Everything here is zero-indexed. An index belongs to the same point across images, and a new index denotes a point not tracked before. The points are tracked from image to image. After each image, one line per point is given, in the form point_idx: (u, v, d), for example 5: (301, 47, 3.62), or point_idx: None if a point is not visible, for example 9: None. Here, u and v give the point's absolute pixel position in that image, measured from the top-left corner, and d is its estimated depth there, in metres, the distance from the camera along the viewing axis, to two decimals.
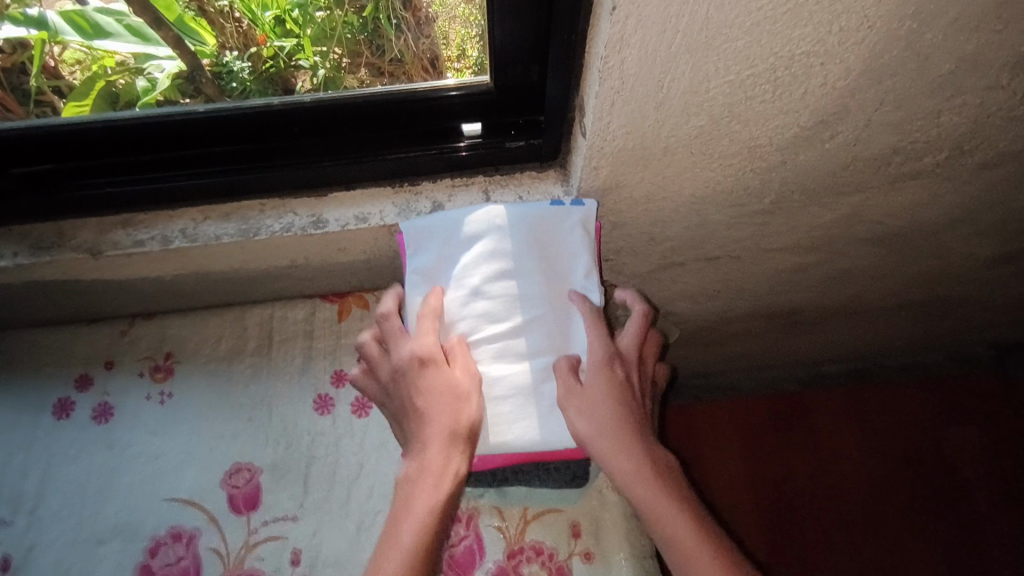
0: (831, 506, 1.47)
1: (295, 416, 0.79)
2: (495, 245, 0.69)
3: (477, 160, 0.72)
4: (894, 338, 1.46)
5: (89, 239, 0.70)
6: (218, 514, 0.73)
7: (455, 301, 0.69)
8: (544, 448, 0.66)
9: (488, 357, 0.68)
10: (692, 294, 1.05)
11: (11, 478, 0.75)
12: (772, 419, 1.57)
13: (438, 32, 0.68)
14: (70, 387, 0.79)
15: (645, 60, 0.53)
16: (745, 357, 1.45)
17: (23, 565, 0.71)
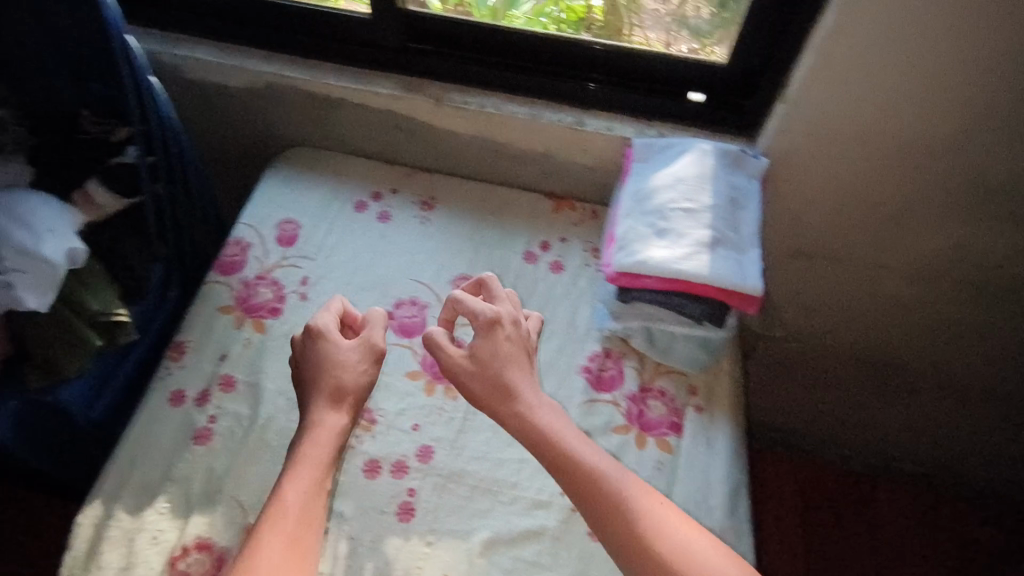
0: None
1: (510, 258, 1.09)
2: (698, 169, 0.94)
3: (694, 113, 1.04)
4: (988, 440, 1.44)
5: (436, 92, 1.04)
6: (444, 297, 1.04)
7: (662, 197, 0.92)
8: (708, 280, 0.86)
9: (679, 231, 0.89)
10: (812, 302, 1.25)
11: (319, 233, 1.09)
12: (834, 491, 1.60)
13: (709, 48, 1.01)
14: (366, 195, 1.14)
15: (855, 38, 0.86)
16: (830, 416, 1.52)
17: (315, 284, 1.04)
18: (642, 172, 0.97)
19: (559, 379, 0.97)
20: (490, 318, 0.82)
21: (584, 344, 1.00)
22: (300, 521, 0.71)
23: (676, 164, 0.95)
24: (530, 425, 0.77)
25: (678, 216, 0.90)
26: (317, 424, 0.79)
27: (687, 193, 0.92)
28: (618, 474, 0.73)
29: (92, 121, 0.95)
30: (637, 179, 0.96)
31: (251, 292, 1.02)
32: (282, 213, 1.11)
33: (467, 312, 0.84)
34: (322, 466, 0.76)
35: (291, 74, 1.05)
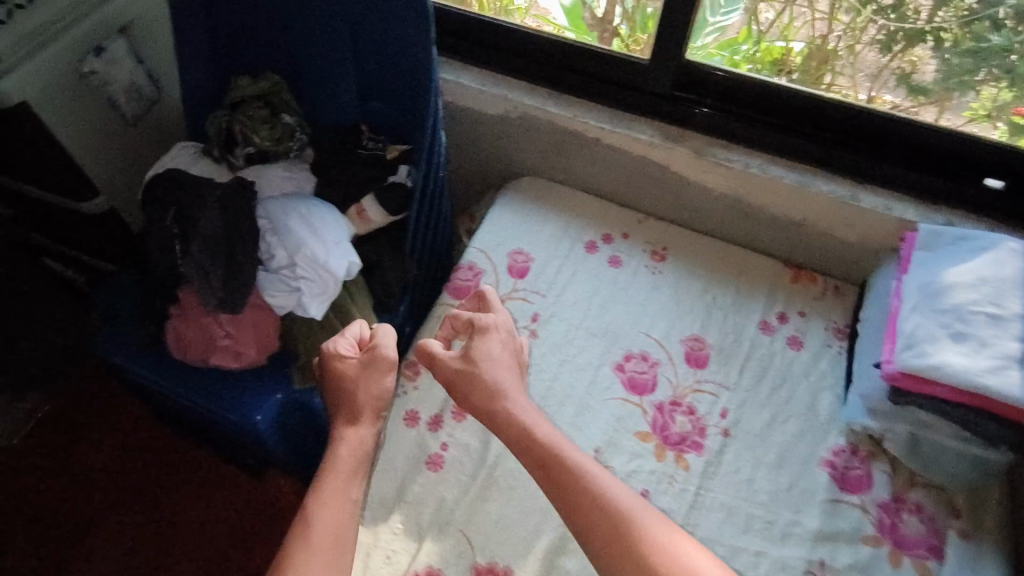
0: None
1: (745, 325, 1.03)
2: (1006, 270, 0.83)
3: (942, 192, 0.95)
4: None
5: (698, 145, 1.00)
6: (675, 357, 1.00)
7: (959, 297, 0.82)
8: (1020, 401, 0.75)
9: (982, 339, 0.79)
10: None
11: (550, 270, 1.09)
12: None
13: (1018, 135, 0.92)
14: (598, 236, 1.13)
15: None
16: None
17: (546, 322, 1.04)
18: (932, 263, 0.87)
19: (798, 470, 0.90)
20: (486, 327, 0.88)
21: (826, 434, 0.93)
22: (326, 532, 0.71)
23: (976, 259, 0.85)
24: (531, 438, 0.76)
25: (982, 321, 0.80)
26: (345, 434, 0.80)
27: (991, 296, 0.81)
28: (593, 468, 0.72)
29: (375, 142, 0.98)
30: (925, 271, 0.87)
31: None
32: (515, 244, 1.11)
33: (471, 323, 0.89)
34: (353, 484, 0.78)
35: (551, 109, 1.05)
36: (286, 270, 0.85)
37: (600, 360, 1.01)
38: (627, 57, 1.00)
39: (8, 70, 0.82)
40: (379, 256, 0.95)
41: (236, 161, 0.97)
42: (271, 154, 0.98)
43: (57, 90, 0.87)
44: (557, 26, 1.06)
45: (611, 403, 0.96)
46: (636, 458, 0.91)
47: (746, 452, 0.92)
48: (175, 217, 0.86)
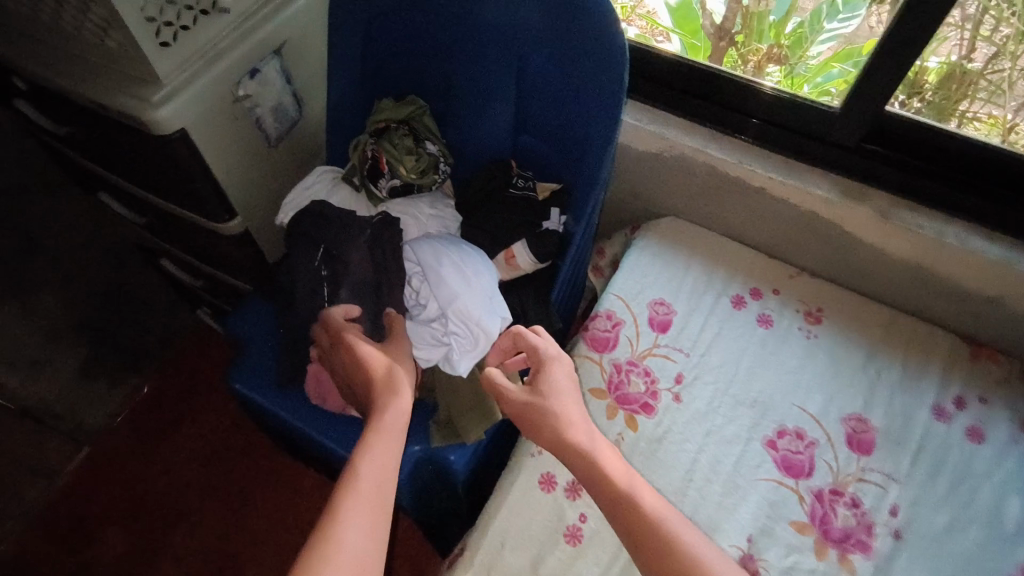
0: None
1: (916, 408, 0.92)
2: None
3: None
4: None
5: (884, 205, 0.90)
6: (836, 439, 0.90)
7: None
8: None
9: None
10: None
11: (694, 326, 1.01)
12: None
13: None
14: (745, 291, 1.04)
15: None
16: None
17: (690, 385, 0.96)
18: None
19: None
20: (544, 356, 0.77)
21: (1015, 550, 0.82)
22: (376, 491, 0.57)
23: None
24: (599, 473, 0.66)
25: None
26: (384, 405, 0.67)
27: None
28: (669, 512, 0.62)
29: (525, 180, 0.91)
30: None
31: (623, 379, 0.96)
32: (657, 293, 1.04)
33: (529, 351, 0.78)
34: (397, 459, 0.63)
35: (714, 153, 0.96)
36: (434, 320, 0.81)
37: (750, 433, 0.92)
38: (810, 102, 0.90)
39: (171, 93, 0.78)
40: (524, 306, 0.89)
41: (378, 193, 0.93)
42: (415, 186, 0.93)
43: (211, 114, 0.84)
44: (665, 29, 1.05)
45: (763, 485, 0.88)
46: (793, 553, 0.83)
47: (920, 560, 0.82)
48: (324, 256, 0.83)
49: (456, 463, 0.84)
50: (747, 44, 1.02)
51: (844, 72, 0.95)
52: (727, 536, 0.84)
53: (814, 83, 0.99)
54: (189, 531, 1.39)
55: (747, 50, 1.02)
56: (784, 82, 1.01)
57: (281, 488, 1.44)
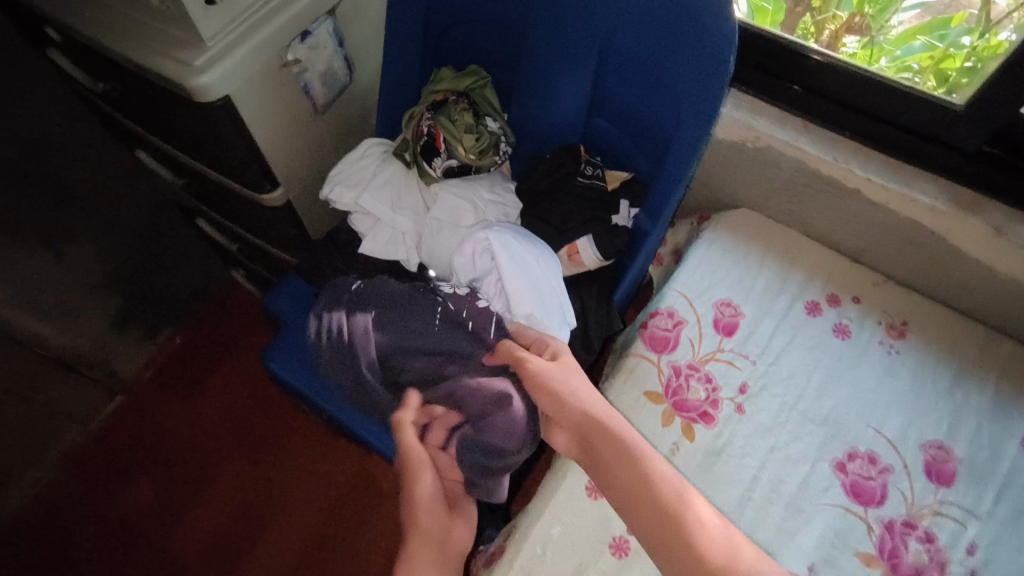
0: None
1: (1006, 440, 0.84)
2: None
3: None
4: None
5: (997, 218, 0.81)
6: (912, 467, 0.83)
7: None
8: None
9: None
10: None
11: (764, 331, 0.93)
12: None
13: None
14: (822, 297, 0.95)
15: None
16: None
17: (755, 395, 0.89)
18: None
19: None
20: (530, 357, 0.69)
21: None
22: None
23: None
24: (612, 451, 0.61)
25: None
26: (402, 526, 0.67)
27: None
28: (694, 504, 0.56)
29: (594, 168, 0.84)
30: None
31: (683, 385, 0.90)
32: (724, 292, 0.96)
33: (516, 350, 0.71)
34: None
35: (804, 146, 0.88)
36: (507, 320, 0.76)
37: (817, 453, 0.85)
38: (926, 97, 0.81)
39: (214, 57, 0.71)
40: (584, 307, 0.83)
41: (432, 171, 0.86)
42: (473, 168, 0.87)
43: (259, 78, 0.78)
44: None
45: (829, 510, 0.81)
46: None
47: None
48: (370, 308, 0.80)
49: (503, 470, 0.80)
50: (824, 10, 0.91)
51: (927, 45, 0.87)
52: (785, 562, 0.79)
53: (893, 56, 0.89)
54: (214, 488, 1.38)
55: (824, 17, 0.91)
56: (862, 54, 0.90)
57: (307, 456, 1.42)
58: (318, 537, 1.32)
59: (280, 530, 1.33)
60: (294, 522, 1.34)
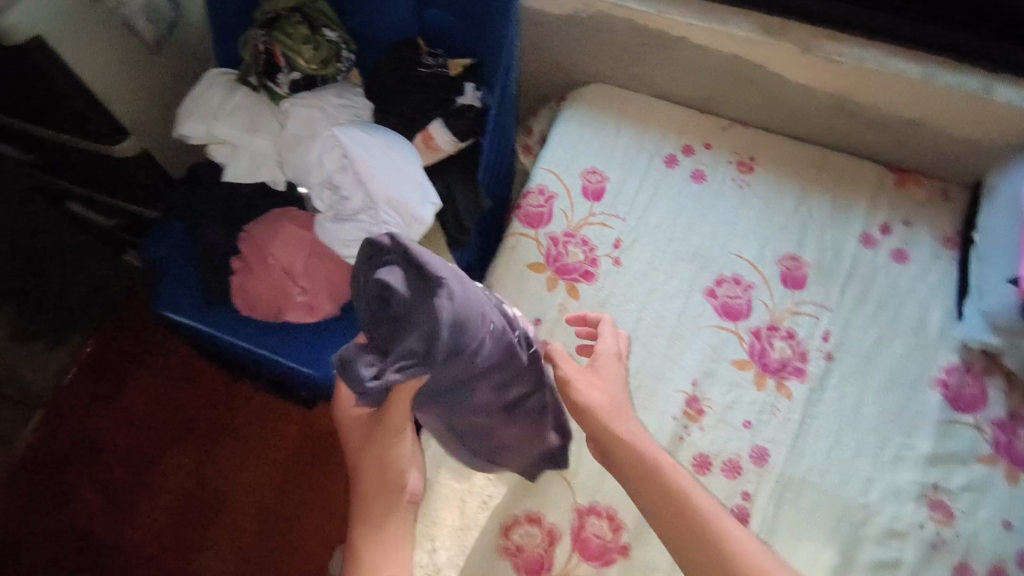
0: None
1: (845, 240, 0.95)
2: None
3: None
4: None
5: (803, 38, 0.90)
6: (770, 280, 0.93)
7: None
8: None
9: None
10: None
11: (628, 190, 1.00)
12: None
13: None
14: (676, 150, 1.02)
15: None
16: None
17: (629, 249, 0.96)
18: None
19: (907, 393, 0.86)
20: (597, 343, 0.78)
21: (936, 352, 0.88)
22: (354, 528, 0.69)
23: None
24: (644, 473, 0.66)
25: None
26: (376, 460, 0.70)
27: None
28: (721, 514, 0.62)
29: (435, 57, 0.87)
30: None
31: (561, 251, 0.96)
32: (588, 162, 1.02)
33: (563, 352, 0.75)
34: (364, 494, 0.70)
35: (631, 6, 0.93)
36: (364, 212, 0.78)
37: (690, 285, 0.93)
38: None
39: None
40: (451, 190, 0.88)
41: (279, 89, 0.87)
42: (319, 79, 0.88)
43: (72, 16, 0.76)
44: None
45: (706, 332, 0.90)
46: (736, 389, 0.87)
47: (851, 377, 0.87)
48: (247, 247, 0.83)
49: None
50: None
51: None
52: (673, 383, 0.88)
53: None
54: (161, 479, 1.33)
55: None
56: None
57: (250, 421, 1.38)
58: (281, 482, 1.33)
59: (242, 487, 1.33)
60: (254, 475, 1.33)
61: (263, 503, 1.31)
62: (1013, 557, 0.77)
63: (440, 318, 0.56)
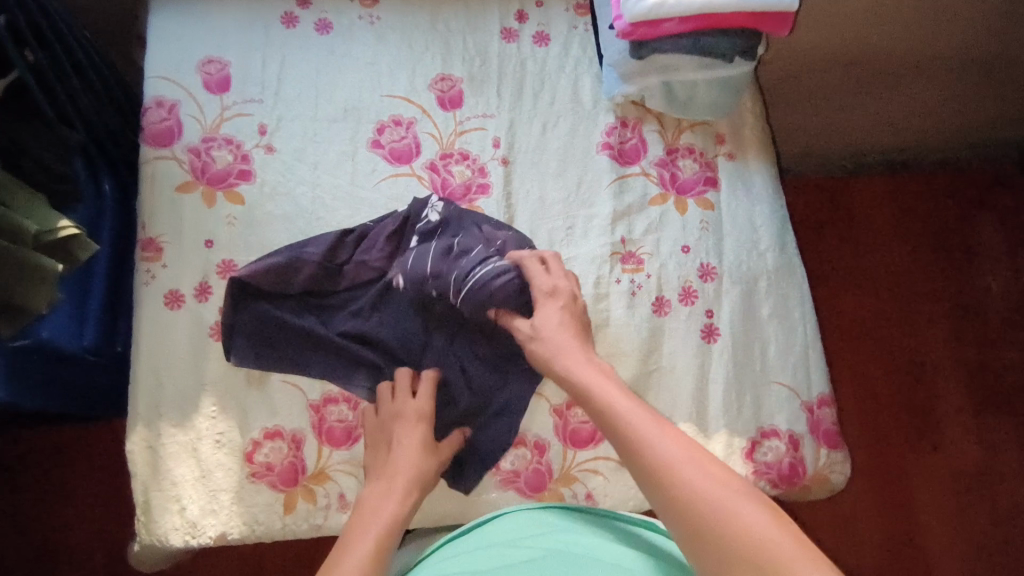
0: (909, 292, 1.46)
1: (488, 41, 0.93)
2: None
3: None
4: (993, 226, 1.51)
5: None
6: (430, 108, 0.90)
7: None
8: (733, 7, 0.76)
9: None
10: (793, 42, 1.11)
11: (254, 66, 0.89)
12: (834, 198, 1.51)
13: None
14: (293, 5, 0.92)
15: None
16: (844, 130, 1.38)
17: (276, 131, 0.87)
18: None
19: (581, 166, 0.89)
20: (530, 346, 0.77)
21: (596, 119, 0.91)
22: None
23: None
24: (642, 445, 0.64)
25: None
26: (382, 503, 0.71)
27: None
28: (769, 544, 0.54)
29: None
30: None
31: (207, 160, 0.85)
32: (199, 51, 0.89)
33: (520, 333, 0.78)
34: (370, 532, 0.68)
35: None
36: None
37: (353, 144, 0.88)
38: None
39: None
40: None
41: None
42: None
43: None
44: None
45: (383, 186, 0.86)
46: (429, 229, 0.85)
47: (529, 173, 0.88)
48: None
49: (86, 340, 0.77)
50: None
51: None
52: None
53: None
54: None
55: None
56: None
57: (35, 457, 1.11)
58: (113, 514, 1.10)
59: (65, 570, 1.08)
60: (77, 535, 1.09)
61: (95, 567, 1.08)
62: (694, 273, 0.86)
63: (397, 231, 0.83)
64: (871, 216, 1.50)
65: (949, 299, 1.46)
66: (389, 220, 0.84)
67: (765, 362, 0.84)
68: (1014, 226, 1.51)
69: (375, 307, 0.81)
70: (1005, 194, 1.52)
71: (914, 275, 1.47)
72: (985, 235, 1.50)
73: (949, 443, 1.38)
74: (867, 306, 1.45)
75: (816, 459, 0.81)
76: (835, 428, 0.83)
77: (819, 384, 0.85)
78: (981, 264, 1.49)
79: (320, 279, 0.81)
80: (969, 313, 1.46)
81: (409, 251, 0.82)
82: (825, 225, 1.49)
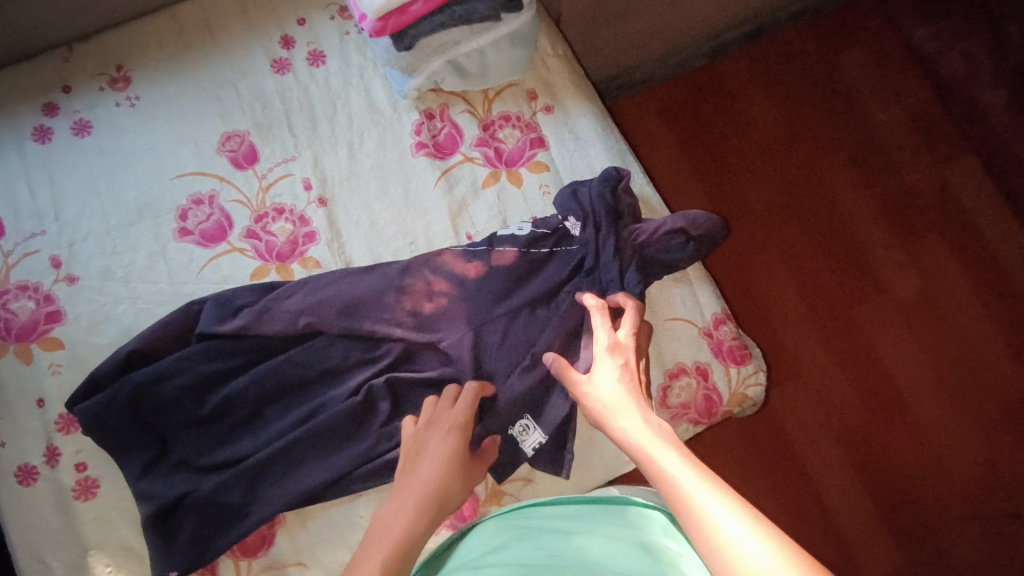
0: (802, 151, 1.45)
1: (261, 81, 0.86)
2: None
3: None
4: (861, 60, 1.48)
5: None
6: (226, 174, 0.83)
7: None
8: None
9: None
10: None
11: (23, 196, 0.81)
12: (703, 88, 1.48)
13: None
14: (41, 116, 0.83)
15: None
16: (683, 21, 1.33)
17: (72, 259, 0.79)
18: None
19: (402, 176, 0.83)
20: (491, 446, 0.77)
21: (401, 122, 0.85)
22: None
23: None
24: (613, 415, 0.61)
25: None
26: (395, 510, 0.59)
27: None
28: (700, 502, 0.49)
29: None
30: None
31: (6, 316, 0.77)
32: None
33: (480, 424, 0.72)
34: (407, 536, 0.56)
35: None
36: None
37: (159, 240, 0.81)
38: None
39: None
40: None
41: None
42: None
43: None
44: None
45: (206, 273, 0.80)
46: None
47: (351, 204, 0.83)
48: None
49: None
50: None
51: None
52: None
53: None
54: None
55: None
56: None
57: None
58: None
59: None
60: None
61: None
62: None
63: (283, 289, 0.78)
64: (745, 91, 1.47)
65: (842, 144, 1.45)
66: (245, 289, 0.78)
67: (651, 306, 0.81)
68: (882, 50, 1.49)
69: (305, 352, 0.77)
70: (859, 25, 1.50)
71: (802, 139, 1.45)
72: (856, 70, 1.48)
73: (889, 284, 1.37)
74: (767, 178, 1.43)
75: (727, 381, 0.79)
76: (739, 342, 0.81)
77: (710, 306, 0.82)
78: (862, 99, 1.47)
79: (199, 384, 0.75)
80: (864, 151, 1.44)
81: (309, 293, 0.77)
82: (707, 115, 1.46)
